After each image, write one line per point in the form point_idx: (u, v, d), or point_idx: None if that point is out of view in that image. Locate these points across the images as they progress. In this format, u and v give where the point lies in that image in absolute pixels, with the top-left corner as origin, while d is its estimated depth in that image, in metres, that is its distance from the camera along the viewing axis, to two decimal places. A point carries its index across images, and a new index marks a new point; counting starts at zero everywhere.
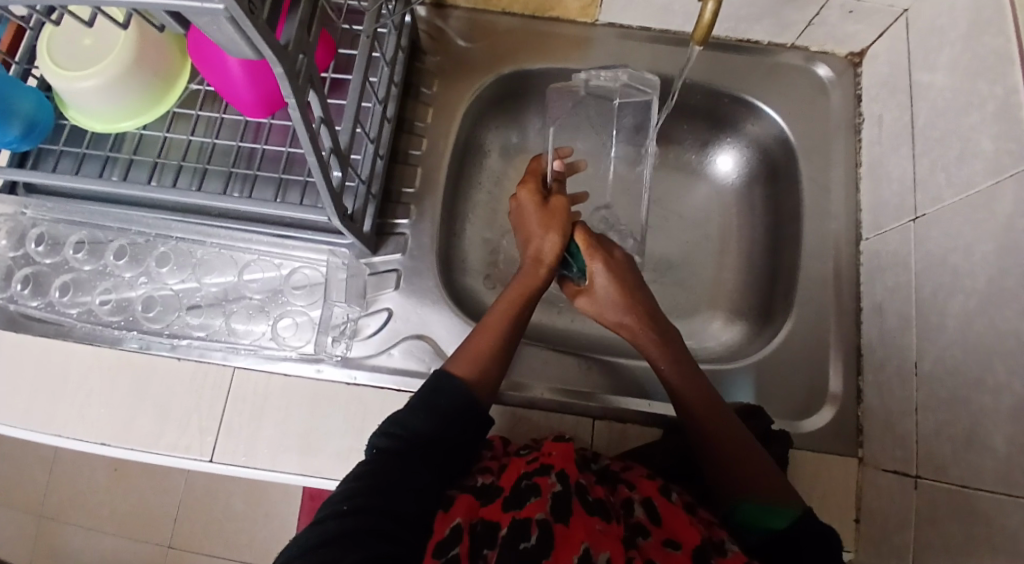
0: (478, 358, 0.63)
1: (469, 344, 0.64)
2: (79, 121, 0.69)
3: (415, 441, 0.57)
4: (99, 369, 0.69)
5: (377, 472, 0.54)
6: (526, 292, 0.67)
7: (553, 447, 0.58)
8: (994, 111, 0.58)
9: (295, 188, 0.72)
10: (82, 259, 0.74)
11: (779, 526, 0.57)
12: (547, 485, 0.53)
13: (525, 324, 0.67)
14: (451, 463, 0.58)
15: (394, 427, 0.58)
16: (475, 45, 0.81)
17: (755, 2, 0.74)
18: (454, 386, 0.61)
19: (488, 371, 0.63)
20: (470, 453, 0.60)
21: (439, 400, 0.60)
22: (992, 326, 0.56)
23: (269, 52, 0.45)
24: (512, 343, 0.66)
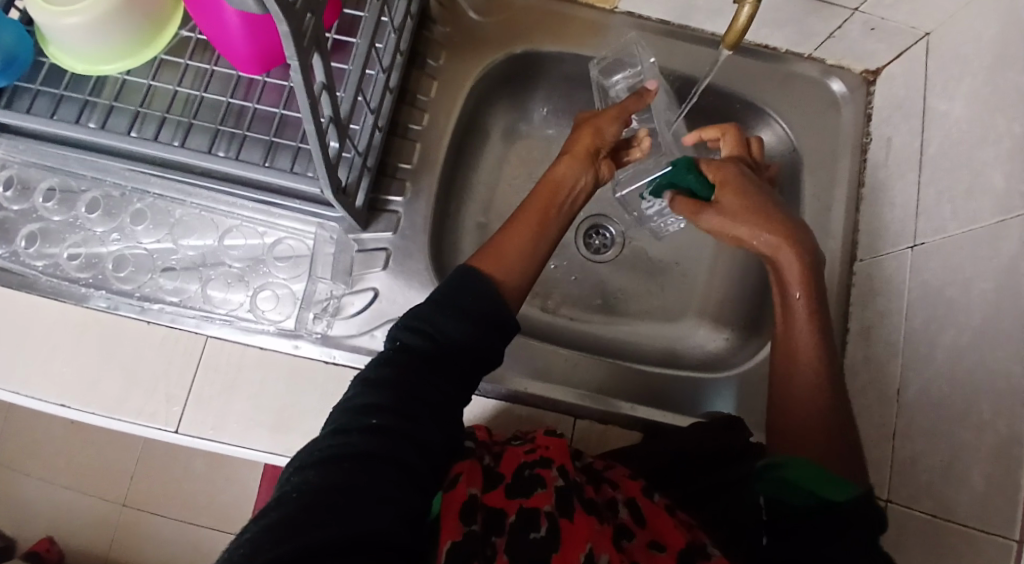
0: (505, 259, 0.59)
1: (496, 242, 0.60)
2: (58, 59, 0.65)
3: (440, 349, 0.55)
4: (65, 328, 0.66)
5: (400, 383, 0.53)
6: (549, 197, 0.63)
7: (549, 442, 0.59)
8: (1010, 148, 0.57)
9: (285, 153, 0.68)
10: (52, 209, 0.69)
11: (836, 496, 0.51)
12: (551, 478, 0.54)
13: (548, 233, 0.62)
14: (470, 376, 0.56)
15: (419, 325, 0.55)
16: (488, 20, 0.78)
17: (780, 7, 0.72)
18: (482, 286, 0.57)
19: (510, 271, 0.59)
20: (489, 367, 0.57)
21: (465, 298, 0.56)
22: (981, 364, 0.56)
23: (274, 9, 0.41)
24: (537, 250, 0.61)
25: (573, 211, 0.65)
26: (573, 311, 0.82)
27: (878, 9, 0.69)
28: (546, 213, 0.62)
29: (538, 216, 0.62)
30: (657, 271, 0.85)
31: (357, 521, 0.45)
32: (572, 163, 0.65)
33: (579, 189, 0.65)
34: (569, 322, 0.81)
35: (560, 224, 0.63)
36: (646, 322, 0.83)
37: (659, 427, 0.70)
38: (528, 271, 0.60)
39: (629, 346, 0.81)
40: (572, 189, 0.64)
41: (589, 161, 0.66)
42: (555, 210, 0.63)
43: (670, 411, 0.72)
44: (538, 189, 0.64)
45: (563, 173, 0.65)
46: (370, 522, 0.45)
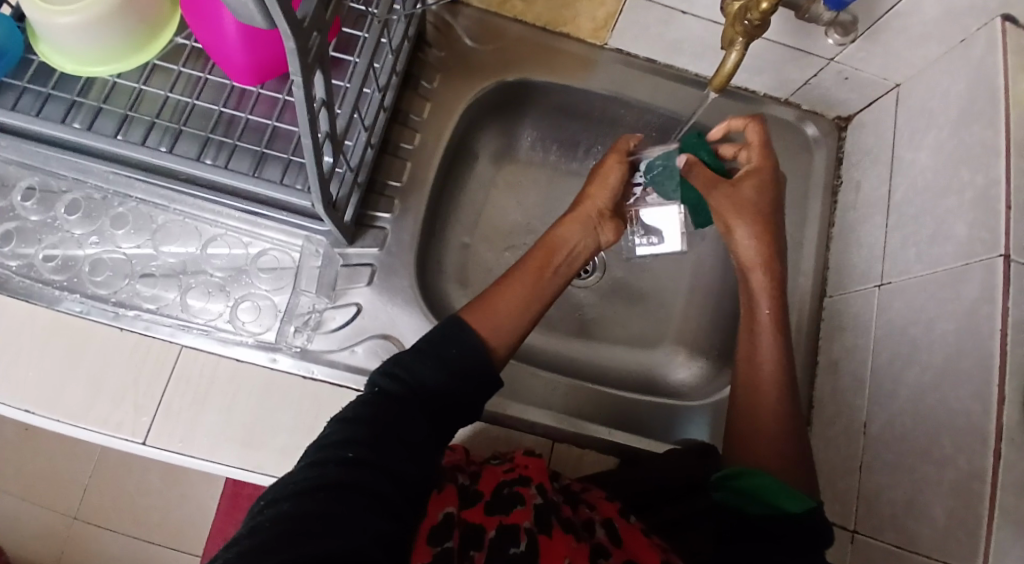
0: (500, 314, 0.62)
1: (490, 297, 0.63)
2: (46, 55, 0.65)
3: (418, 390, 0.56)
4: (35, 330, 0.63)
5: (378, 419, 0.53)
6: (548, 258, 0.66)
7: (528, 461, 0.60)
8: (973, 197, 0.61)
9: (274, 164, 0.68)
10: (31, 208, 0.68)
11: (792, 508, 0.58)
12: (529, 495, 0.55)
13: (546, 293, 0.65)
14: (449, 420, 0.58)
15: (398, 370, 0.57)
16: (482, 47, 0.80)
17: (761, 54, 0.76)
18: (468, 339, 0.59)
19: (505, 327, 0.61)
20: (471, 413, 0.59)
21: (449, 350, 0.58)
22: (945, 401, 0.59)
23: (283, 25, 0.42)
24: (533, 307, 0.64)
25: (570, 272, 0.68)
26: (553, 335, 0.83)
27: (852, 60, 0.73)
28: (541, 272, 0.66)
29: (533, 274, 0.65)
30: (635, 299, 0.87)
31: (339, 542, 0.46)
32: (576, 227, 0.68)
33: (578, 251, 0.68)
34: (547, 347, 0.82)
35: (555, 282, 0.66)
36: (623, 348, 0.84)
37: (635, 454, 0.71)
38: (520, 326, 0.62)
39: (606, 371, 0.82)
40: (571, 251, 0.68)
41: (589, 224, 0.69)
42: (554, 274, 0.66)
43: (644, 437, 0.73)
44: (535, 250, 0.67)
45: (566, 235, 0.68)
46: (347, 542, 0.46)
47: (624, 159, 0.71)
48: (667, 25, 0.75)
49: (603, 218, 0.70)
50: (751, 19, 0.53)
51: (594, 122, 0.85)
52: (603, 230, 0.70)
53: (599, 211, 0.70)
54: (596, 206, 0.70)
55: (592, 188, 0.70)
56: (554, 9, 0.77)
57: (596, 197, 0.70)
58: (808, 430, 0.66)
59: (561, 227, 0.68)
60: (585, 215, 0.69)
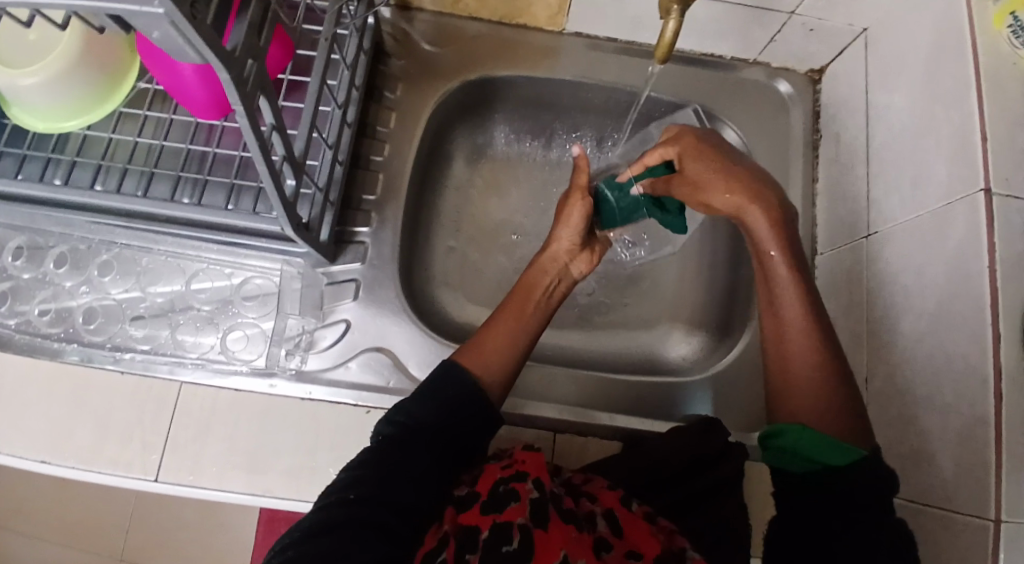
0: (490, 355, 0.62)
1: (480, 342, 0.63)
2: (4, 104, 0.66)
3: (419, 428, 0.57)
4: (36, 384, 0.65)
5: (380, 460, 0.54)
6: (533, 295, 0.66)
7: (526, 456, 0.59)
8: (950, 135, 0.59)
9: (248, 195, 0.70)
10: (21, 266, 0.70)
11: (835, 461, 0.53)
12: (525, 491, 0.54)
13: (536, 331, 0.65)
14: (455, 453, 0.57)
15: (399, 414, 0.58)
16: (441, 50, 0.80)
17: (720, 18, 0.74)
18: (463, 378, 0.59)
19: (498, 370, 0.61)
20: (475, 446, 0.59)
21: (444, 389, 0.59)
22: (942, 347, 0.57)
23: (213, 58, 0.43)
24: (525, 343, 0.64)
25: (554, 304, 0.68)
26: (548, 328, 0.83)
27: (813, 12, 0.71)
28: (517, 333, 0.64)
29: (517, 312, 0.65)
30: (627, 282, 0.86)
31: None
32: (551, 263, 0.68)
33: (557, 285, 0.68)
34: (545, 340, 0.82)
35: (541, 314, 0.66)
36: (621, 332, 0.84)
37: (639, 436, 0.71)
38: (510, 368, 0.62)
39: (605, 358, 0.81)
40: (550, 287, 0.67)
41: (564, 261, 0.69)
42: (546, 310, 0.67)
43: (646, 417, 0.73)
44: (516, 288, 0.67)
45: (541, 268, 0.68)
46: None
47: (585, 197, 0.69)
48: (620, 2, 0.74)
49: (576, 250, 0.69)
50: None
51: (564, 110, 0.85)
52: (577, 262, 0.70)
53: (568, 252, 0.69)
54: (568, 248, 0.69)
55: (565, 233, 0.69)
56: (506, 2, 0.77)
57: (563, 240, 0.69)
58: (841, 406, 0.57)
59: (536, 265, 0.68)
60: (561, 253, 0.69)
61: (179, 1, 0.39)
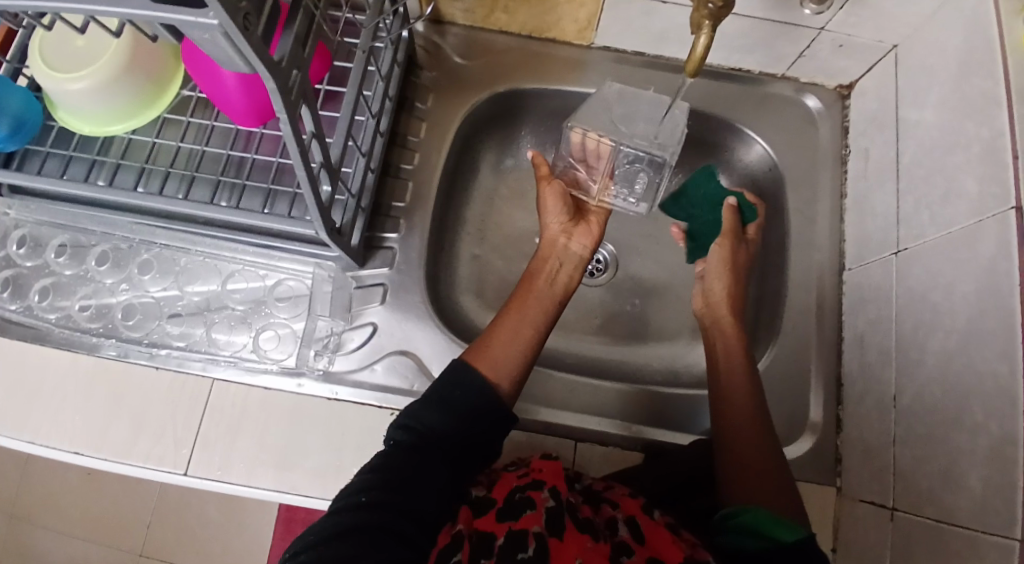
0: (496, 349, 0.63)
1: (488, 340, 0.64)
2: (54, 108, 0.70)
3: (431, 435, 0.57)
4: (76, 377, 0.68)
5: (394, 467, 0.55)
6: (535, 292, 0.68)
7: (543, 464, 0.60)
8: (980, 152, 0.59)
9: (283, 199, 0.72)
10: (64, 263, 0.73)
11: (783, 538, 0.53)
12: (541, 499, 0.55)
13: (541, 329, 0.66)
14: (468, 461, 0.58)
15: (410, 421, 0.58)
16: (472, 62, 0.82)
17: (749, 33, 0.75)
18: (472, 381, 0.60)
19: (506, 364, 0.63)
20: (487, 453, 0.60)
21: (455, 394, 0.59)
22: (970, 366, 0.56)
23: (261, 67, 0.45)
24: (532, 339, 0.65)
25: (560, 292, 0.70)
26: (570, 336, 0.84)
27: (842, 28, 0.71)
28: (521, 323, 0.66)
29: (519, 310, 0.67)
30: (652, 293, 0.87)
31: None
32: (554, 256, 0.72)
33: (557, 274, 0.70)
34: (568, 350, 0.83)
35: (545, 310, 0.67)
36: (643, 343, 0.84)
37: (660, 448, 0.71)
38: (517, 362, 0.63)
39: (628, 368, 0.82)
40: (552, 272, 0.70)
41: (562, 241, 0.73)
42: (552, 310, 0.68)
43: (669, 429, 0.73)
44: (518, 290, 0.69)
45: (545, 264, 0.71)
46: None
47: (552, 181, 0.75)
48: (648, 17, 0.75)
49: (569, 226, 0.74)
50: None
51: None
52: (575, 237, 0.74)
53: (562, 231, 0.74)
54: (560, 230, 0.74)
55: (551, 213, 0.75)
56: (537, 17, 0.79)
57: (553, 225, 0.75)
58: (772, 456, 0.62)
59: (539, 261, 0.72)
60: (556, 240, 0.73)
61: (232, 12, 0.41)
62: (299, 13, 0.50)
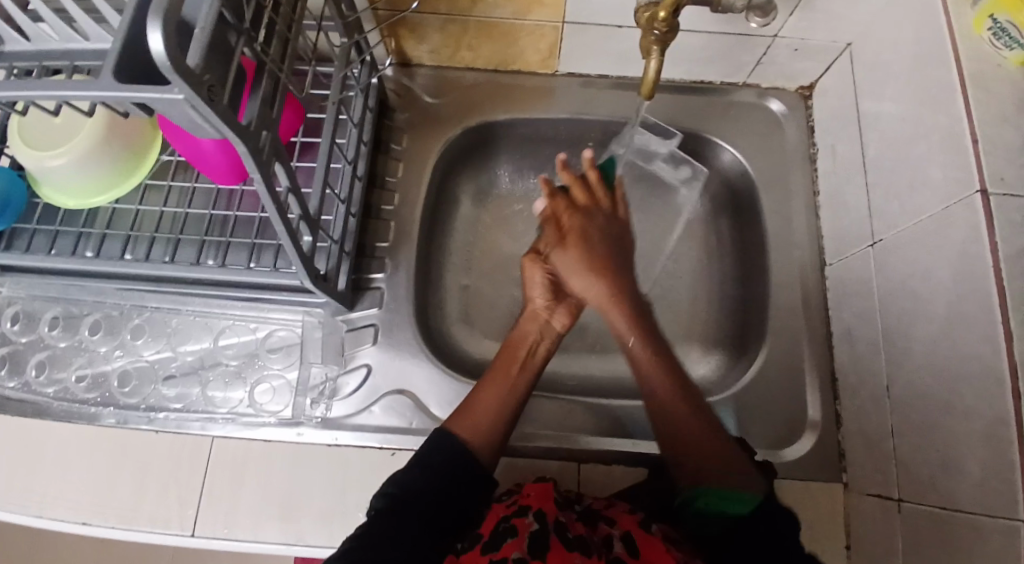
0: (478, 421, 0.63)
1: (469, 406, 0.64)
2: (37, 185, 0.71)
3: (408, 498, 0.57)
4: (76, 448, 0.68)
5: (371, 532, 0.54)
6: (517, 358, 0.68)
7: (531, 489, 0.60)
8: (940, 140, 0.60)
9: (268, 252, 0.74)
10: (58, 335, 0.74)
11: (739, 511, 0.58)
12: (524, 525, 0.56)
13: (521, 397, 0.66)
14: (446, 524, 0.57)
15: (387, 486, 0.58)
16: (442, 100, 0.84)
17: (706, 46, 0.77)
18: (451, 443, 0.61)
19: (489, 434, 0.63)
20: (465, 517, 0.59)
21: (433, 457, 0.60)
22: (956, 350, 0.57)
23: (231, 133, 0.47)
24: (512, 408, 0.65)
25: (540, 364, 0.69)
26: (565, 358, 0.84)
27: (795, 33, 0.73)
28: (505, 394, 0.65)
29: (502, 376, 0.67)
30: None
31: None
32: (532, 326, 0.71)
33: (539, 347, 0.70)
34: (564, 372, 0.83)
35: (527, 380, 0.67)
36: None
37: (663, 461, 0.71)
38: (497, 435, 0.63)
39: (625, 384, 0.82)
40: (533, 344, 0.70)
41: (544, 316, 0.71)
42: (532, 382, 0.68)
43: None
44: (500, 354, 0.69)
45: (524, 332, 0.71)
46: None
47: (542, 258, 0.73)
48: (607, 41, 0.77)
49: (552, 303, 0.72)
50: (658, 27, 0.56)
51: (564, 145, 0.88)
52: (556, 317, 0.72)
53: (545, 307, 0.72)
54: (539, 306, 0.72)
55: (539, 291, 0.72)
56: (500, 51, 0.81)
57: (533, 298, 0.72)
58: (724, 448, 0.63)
59: (519, 329, 0.71)
60: (537, 313, 0.72)
61: (196, 85, 0.42)
62: (265, 76, 0.52)
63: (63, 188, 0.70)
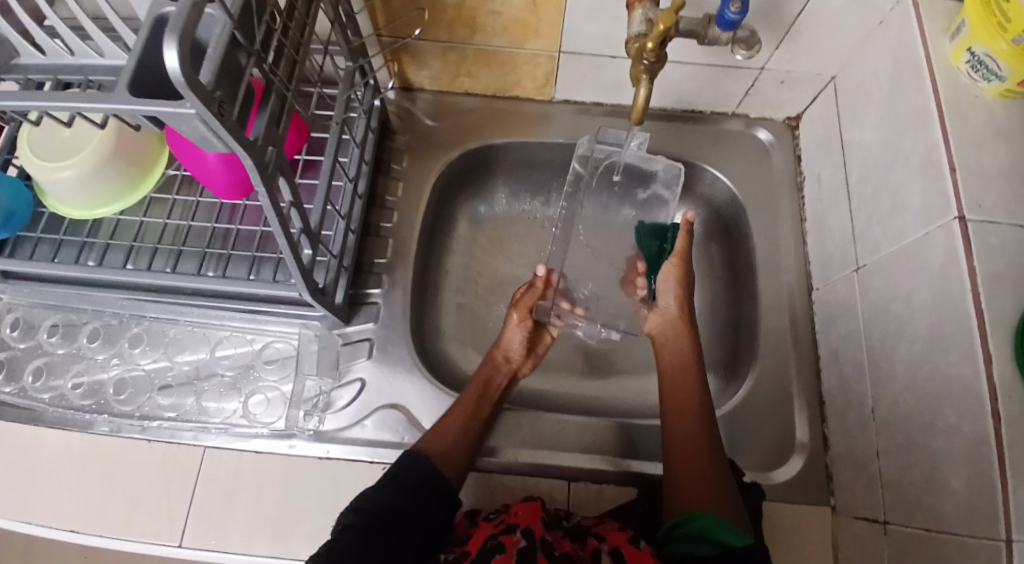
0: (445, 440, 0.66)
1: (436, 429, 0.67)
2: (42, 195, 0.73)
3: (387, 516, 0.56)
4: (70, 455, 0.69)
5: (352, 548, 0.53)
6: (483, 390, 0.72)
7: (519, 508, 0.57)
8: (919, 167, 0.63)
9: (268, 265, 0.75)
10: (56, 342, 0.75)
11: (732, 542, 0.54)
12: (512, 542, 0.53)
13: (487, 422, 0.70)
14: (422, 547, 0.56)
15: (363, 504, 0.57)
16: (441, 123, 0.87)
17: (695, 77, 0.80)
18: (424, 464, 0.62)
19: (455, 450, 0.66)
20: (439, 541, 0.58)
21: (409, 478, 0.60)
22: (937, 370, 0.58)
23: (238, 147, 0.48)
24: (479, 431, 0.69)
25: (499, 399, 0.74)
26: (557, 377, 0.85)
27: (781, 65, 0.77)
28: (471, 416, 0.69)
29: (470, 405, 0.70)
30: None
31: None
32: (495, 367, 0.76)
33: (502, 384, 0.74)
34: (556, 391, 0.84)
35: (490, 410, 0.72)
36: (630, 378, 0.85)
37: (653, 480, 0.72)
38: (465, 454, 0.66)
39: (616, 404, 0.83)
40: (495, 382, 0.74)
41: (507, 360, 0.77)
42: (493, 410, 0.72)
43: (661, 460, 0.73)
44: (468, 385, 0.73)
45: (488, 369, 0.75)
46: None
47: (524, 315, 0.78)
48: (600, 70, 0.80)
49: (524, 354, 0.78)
50: (647, 57, 0.58)
51: (559, 170, 0.90)
52: (519, 362, 0.77)
53: (517, 356, 0.77)
54: (505, 350, 0.77)
55: (512, 343, 0.78)
56: (498, 78, 0.84)
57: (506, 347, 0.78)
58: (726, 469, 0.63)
59: (483, 367, 0.76)
60: (501, 356, 0.77)
61: (207, 101, 0.44)
62: (273, 95, 0.54)
63: (70, 199, 0.71)
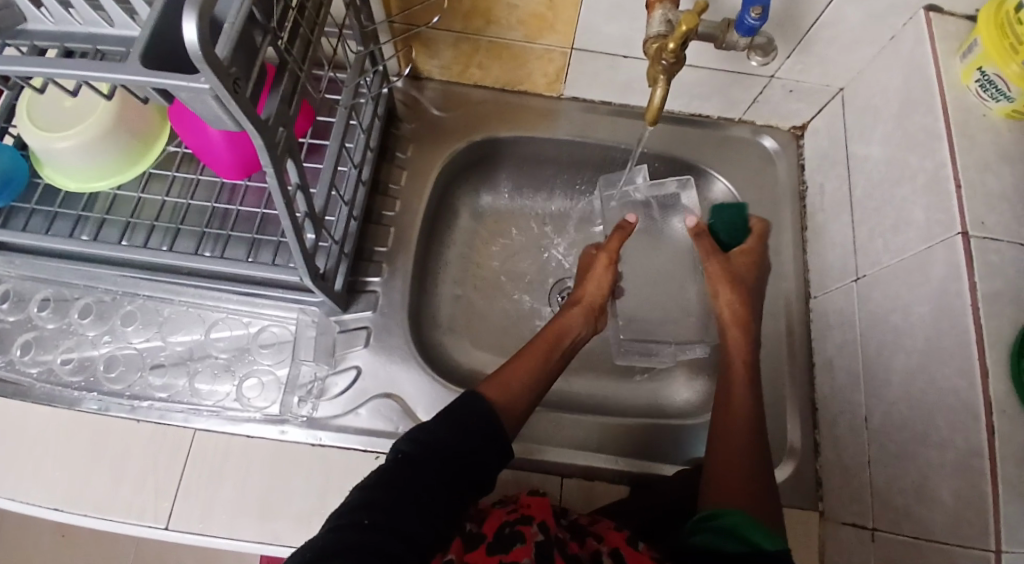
0: (514, 388, 0.66)
1: (505, 374, 0.67)
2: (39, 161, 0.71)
3: (435, 451, 0.57)
4: (57, 432, 0.67)
5: (394, 483, 0.54)
6: (552, 342, 0.72)
7: (530, 500, 0.60)
8: (924, 182, 0.63)
9: (267, 248, 0.74)
10: (46, 317, 0.73)
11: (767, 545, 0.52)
12: (530, 533, 0.55)
13: (552, 378, 0.70)
14: (466, 484, 0.57)
15: (416, 437, 0.58)
16: (448, 114, 0.86)
17: (704, 81, 0.80)
18: (483, 409, 0.61)
19: (518, 405, 0.65)
20: (485, 478, 0.59)
21: (465, 420, 0.59)
22: (933, 383, 0.59)
23: (249, 125, 0.47)
24: (541, 388, 0.68)
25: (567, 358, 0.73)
26: None
27: (791, 75, 0.77)
28: (537, 370, 0.68)
29: (540, 355, 0.70)
30: None
31: None
32: (575, 318, 0.75)
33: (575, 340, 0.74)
34: (551, 388, 0.84)
35: (556, 367, 0.71)
36: (624, 378, 0.85)
37: (645, 479, 0.72)
38: (525, 408, 0.66)
39: (611, 403, 0.83)
40: (573, 335, 0.74)
41: (583, 314, 0.76)
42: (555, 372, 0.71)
43: (654, 461, 0.74)
44: (542, 332, 0.73)
45: (569, 322, 0.75)
46: None
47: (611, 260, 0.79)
48: (612, 69, 0.80)
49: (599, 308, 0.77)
50: (666, 58, 0.58)
51: (564, 166, 0.90)
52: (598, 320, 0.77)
53: (595, 302, 0.77)
54: (581, 301, 0.77)
55: (587, 289, 0.78)
56: (508, 71, 0.83)
57: (588, 292, 0.78)
58: (756, 466, 0.65)
59: (563, 317, 0.75)
60: (587, 310, 0.76)
61: (222, 77, 0.43)
62: (285, 75, 0.53)
63: (68, 170, 0.70)
